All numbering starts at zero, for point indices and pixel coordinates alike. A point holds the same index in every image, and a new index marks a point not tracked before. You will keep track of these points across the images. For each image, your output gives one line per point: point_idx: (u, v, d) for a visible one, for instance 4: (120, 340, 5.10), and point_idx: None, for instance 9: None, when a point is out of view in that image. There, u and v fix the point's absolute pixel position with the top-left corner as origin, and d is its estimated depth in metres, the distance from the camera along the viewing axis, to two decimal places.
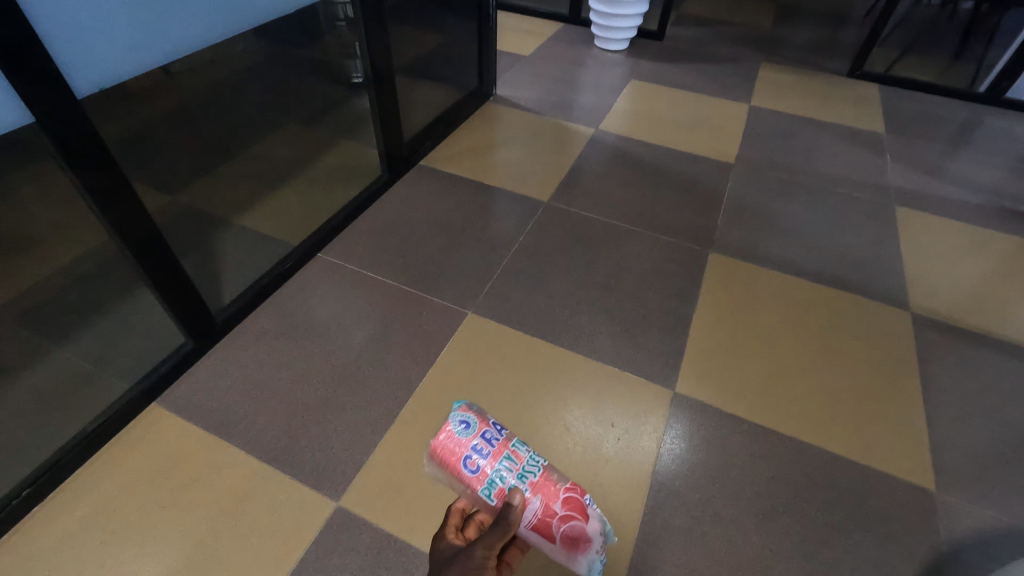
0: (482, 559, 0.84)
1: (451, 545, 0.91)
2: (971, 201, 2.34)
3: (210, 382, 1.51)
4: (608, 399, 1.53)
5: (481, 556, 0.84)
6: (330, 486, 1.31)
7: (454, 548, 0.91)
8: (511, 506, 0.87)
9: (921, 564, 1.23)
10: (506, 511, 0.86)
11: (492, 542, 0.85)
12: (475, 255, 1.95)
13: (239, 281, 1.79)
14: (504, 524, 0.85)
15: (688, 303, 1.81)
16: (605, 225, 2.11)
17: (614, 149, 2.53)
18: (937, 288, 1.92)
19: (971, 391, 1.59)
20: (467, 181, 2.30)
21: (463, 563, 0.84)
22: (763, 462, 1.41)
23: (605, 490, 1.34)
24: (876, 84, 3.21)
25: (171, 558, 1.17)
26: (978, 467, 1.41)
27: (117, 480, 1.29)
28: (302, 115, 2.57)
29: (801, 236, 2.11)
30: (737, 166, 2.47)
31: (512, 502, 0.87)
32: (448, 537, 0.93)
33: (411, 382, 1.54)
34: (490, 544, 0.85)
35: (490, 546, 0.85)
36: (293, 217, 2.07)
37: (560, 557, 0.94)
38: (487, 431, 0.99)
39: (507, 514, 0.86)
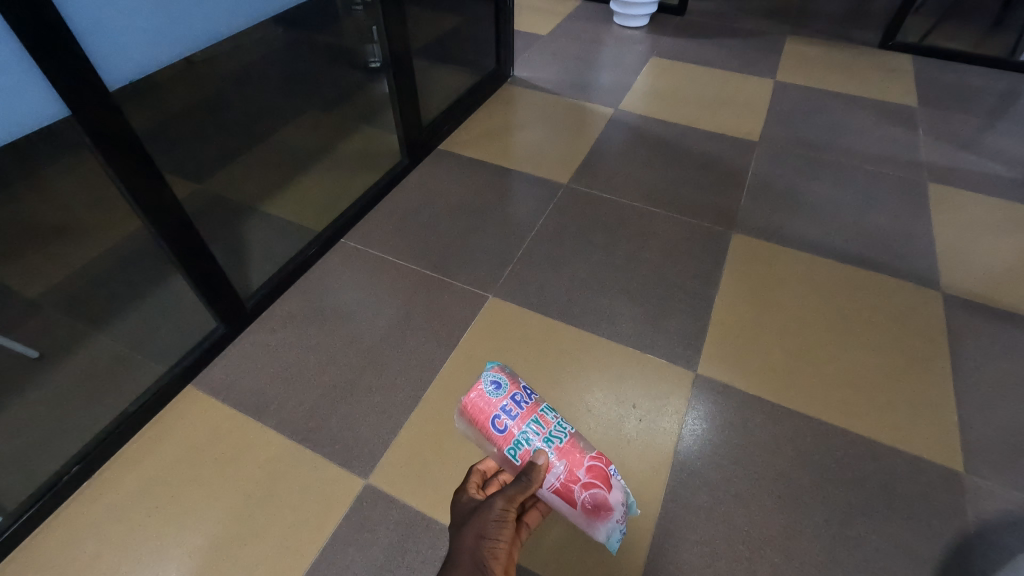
0: (502, 510, 0.88)
1: (473, 499, 0.95)
2: (1008, 176, 2.25)
3: (241, 364, 1.56)
4: (629, 379, 1.54)
5: (500, 507, 0.88)
6: (359, 465, 1.35)
7: (475, 502, 0.94)
8: (534, 465, 0.90)
9: (947, 544, 1.23)
10: (529, 469, 0.90)
11: (513, 495, 0.89)
12: (495, 238, 1.96)
13: (265, 266, 1.84)
14: (525, 480, 0.89)
15: (710, 284, 1.80)
16: (625, 207, 2.09)
17: (634, 129, 2.49)
18: (969, 266, 1.87)
19: (1004, 370, 1.55)
20: (486, 164, 2.30)
21: (484, 516, 0.88)
22: (786, 443, 1.40)
23: (627, 469, 1.36)
24: (908, 55, 3.08)
25: (213, 531, 1.24)
26: (1009, 449, 1.38)
27: (158, 457, 1.35)
28: (322, 101, 2.59)
29: (827, 214, 2.07)
30: (761, 144, 2.41)
31: (537, 460, 0.91)
32: (470, 491, 0.97)
33: (434, 364, 1.56)
34: (511, 498, 0.88)
35: (511, 500, 0.89)
36: (316, 203, 2.10)
37: (580, 524, 0.94)
38: (517, 394, 1.02)
39: (529, 471, 0.89)
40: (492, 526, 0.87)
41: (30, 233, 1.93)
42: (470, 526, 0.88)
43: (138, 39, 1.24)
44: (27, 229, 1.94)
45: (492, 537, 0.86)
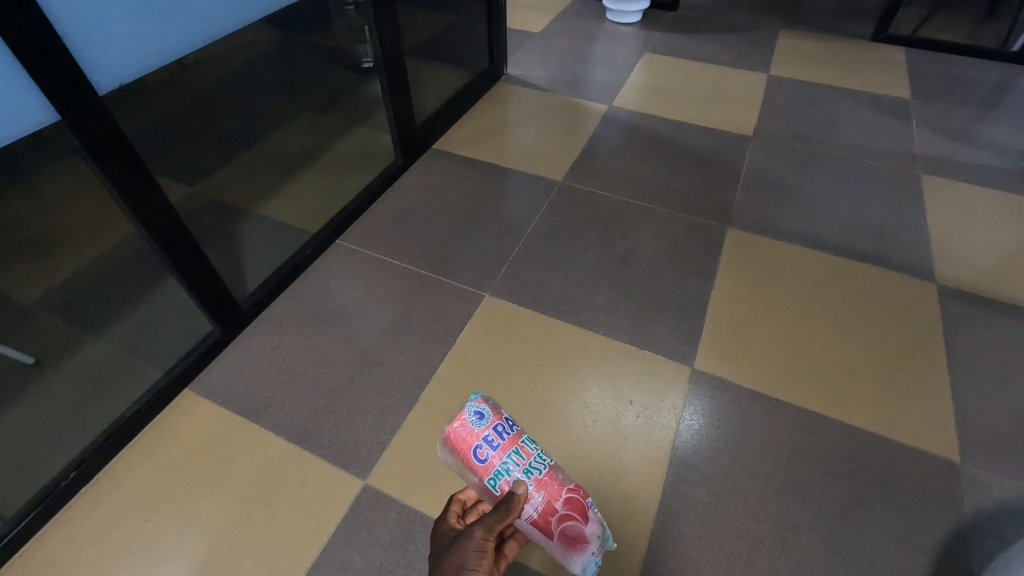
0: (481, 540, 0.90)
1: (452, 529, 0.98)
2: (1002, 167, 2.26)
3: (238, 367, 1.56)
4: (627, 376, 1.54)
5: (480, 537, 0.90)
6: (357, 466, 1.35)
7: (455, 532, 0.98)
8: (513, 494, 0.92)
9: (945, 533, 1.24)
10: (508, 499, 0.92)
11: (491, 525, 0.90)
12: (490, 237, 1.95)
13: (260, 268, 1.83)
14: (503, 509, 0.91)
15: (707, 280, 1.80)
16: (621, 204, 2.09)
17: (628, 126, 2.49)
18: (964, 257, 1.87)
19: (998, 361, 1.56)
20: (481, 163, 2.29)
21: (464, 545, 0.91)
22: (783, 436, 1.41)
23: (626, 466, 1.36)
24: (901, 47, 3.09)
25: (211, 535, 1.24)
26: (1005, 439, 1.39)
27: (156, 462, 1.35)
28: (315, 103, 2.58)
29: (823, 208, 2.07)
30: (755, 138, 2.41)
31: (516, 489, 0.93)
32: (451, 520, 1.00)
33: (431, 364, 1.56)
34: (489, 527, 0.90)
35: (489, 529, 0.90)
36: (310, 205, 2.10)
37: (556, 555, 0.95)
38: (500, 424, 1.01)
39: (509, 500, 0.91)
40: (472, 555, 0.89)
41: (22, 240, 1.93)
42: (450, 556, 0.90)
43: (131, 51, 1.25)
44: (21, 236, 1.94)
45: (471, 567, 0.88)
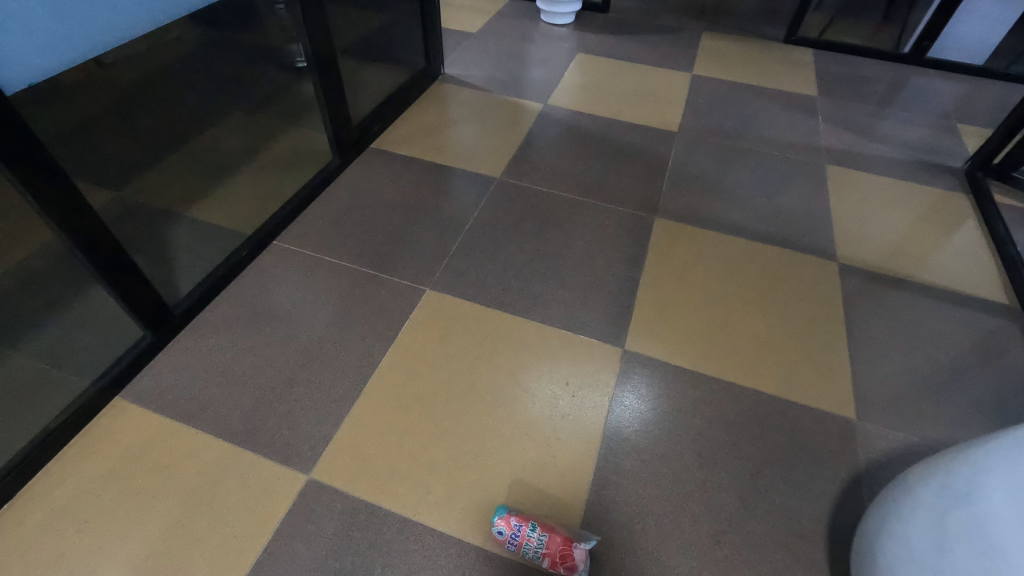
0: None
1: None
2: (896, 157, 2.51)
3: (174, 372, 1.53)
4: (562, 360, 1.62)
5: None
6: (301, 461, 1.37)
7: None
8: None
9: (843, 481, 1.39)
10: None
11: None
12: (431, 233, 1.99)
13: (194, 271, 1.79)
14: None
15: (637, 266, 1.91)
16: (556, 197, 2.18)
17: (563, 123, 2.59)
18: (863, 238, 2.09)
19: (888, 328, 1.76)
20: (420, 161, 2.32)
21: None
22: (705, 406, 1.53)
23: (562, 443, 1.44)
24: (810, 48, 3.36)
25: (148, 540, 1.22)
26: (893, 396, 1.57)
27: (87, 472, 1.31)
28: (247, 104, 2.53)
29: (741, 197, 2.24)
30: (680, 134, 2.57)
31: None
32: None
33: (373, 359, 1.59)
34: None
35: None
36: (244, 207, 2.07)
37: None
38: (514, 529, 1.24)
39: None
40: None
41: None
42: None
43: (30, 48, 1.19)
44: None
45: None
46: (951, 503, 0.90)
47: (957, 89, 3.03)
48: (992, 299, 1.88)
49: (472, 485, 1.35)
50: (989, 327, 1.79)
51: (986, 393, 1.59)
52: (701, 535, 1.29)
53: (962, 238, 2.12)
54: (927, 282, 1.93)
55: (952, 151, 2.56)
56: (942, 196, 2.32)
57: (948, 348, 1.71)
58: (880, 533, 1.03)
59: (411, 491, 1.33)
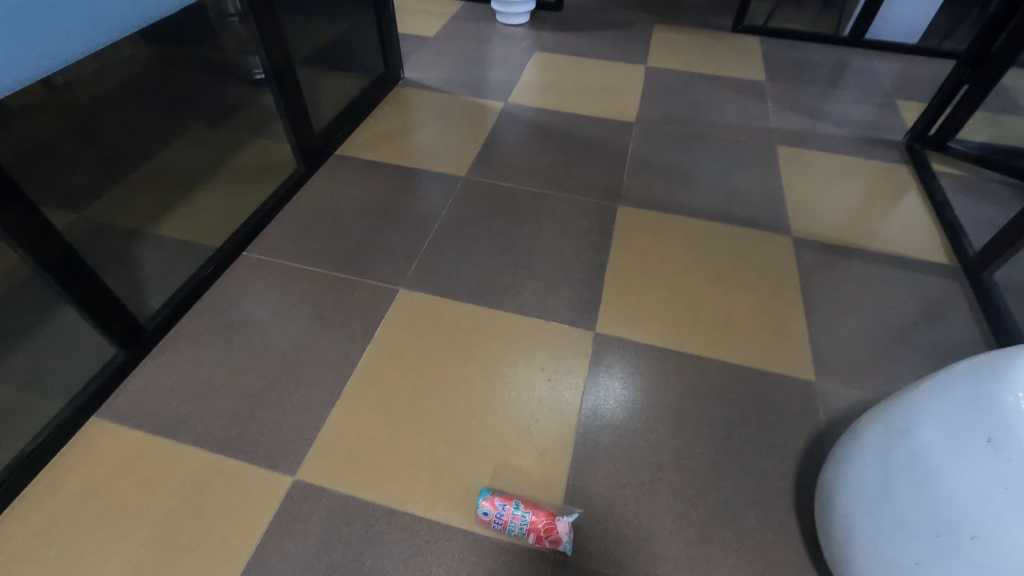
0: None
1: None
2: (841, 134, 2.64)
3: (150, 388, 1.53)
4: (537, 347, 1.67)
5: None
6: (285, 463, 1.38)
7: None
8: None
9: (806, 439, 1.47)
10: None
11: None
12: (401, 234, 2.03)
13: (163, 287, 1.79)
14: None
15: (603, 253, 1.98)
16: (522, 192, 2.24)
17: (524, 120, 2.64)
18: (814, 212, 2.20)
19: (841, 294, 1.87)
20: (386, 164, 2.35)
21: None
22: (675, 380, 1.60)
23: (541, 426, 1.49)
24: (757, 36, 3.50)
25: (135, 554, 1.22)
26: (849, 357, 1.67)
27: (68, 493, 1.31)
28: (207, 119, 2.52)
29: (699, 181, 2.33)
30: (638, 124, 2.65)
31: None
32: None
33: (351, 360, 1.61)
34: None
35: None
36: (211, 221, 2.06)
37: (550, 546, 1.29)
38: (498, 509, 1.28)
39: None
40: None
41: None
42: None
43: None
44: None
45: None
46: (892, 441, 0.99)
47: (895, 67, 3.20)
48: (935, 261, 2.01)
49: (456, 472, 1.39)
50: (933, 287, 1.91)
51: (932, 347, 1.70)
52: (677, 500, 1.35)
53: (904, 206, 2.25)
54: (875, 249, 2.05)
55: (892, 126, 2.71)
56: (885, 168, 2.45)
57: (897, 309, 1.82)
58: (835, 477, 1.11)
59: (397, 483, 1.36)
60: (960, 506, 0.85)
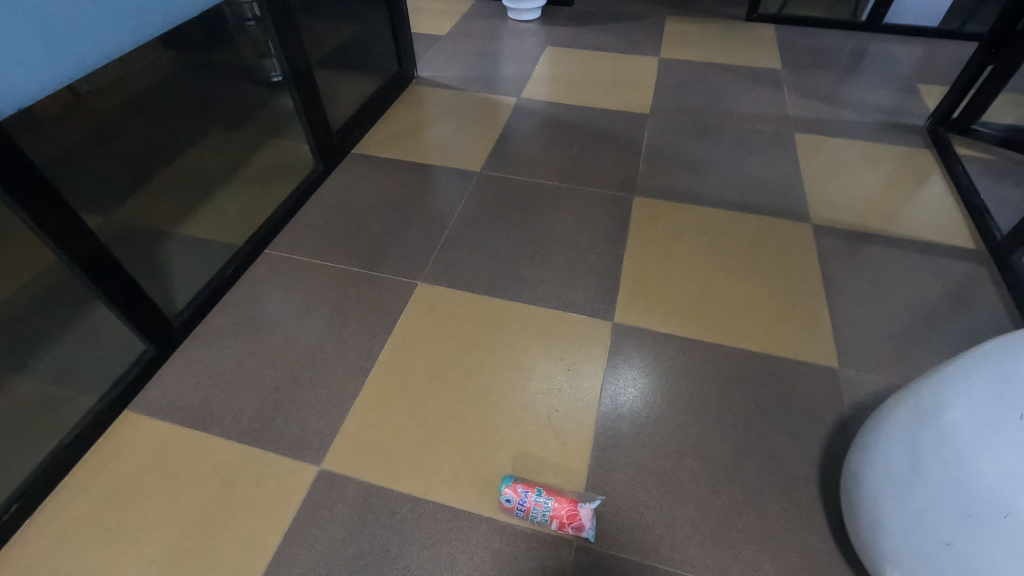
0: None
1: None
2: (861, 120, 2.60)
3: (179, 382, 1.57)
4: (555, 338, 1.68)
5: None
6: (311, 454, 1.41)
7: None
8: None
9: (830, 425, 1.46)
10: None
11: None
12: (418, 229, 2.05)
13: (189, 285, 1.83)
14: None
15: (620, 244, 1.98)
16: (537, 186, 2.24)
17: (537, 115, 2.65)
18: (834, 199, 2.16)
19: (863, 281, 1.84)
20: (402, 162, 2.38)
21: None
22: (694, 368, 1.60)
23: (561, 415, 1.50)
24: (771, 24, 3.45)
25: (169, 541, 1.26)
26: (872, 343, 1.65)
27: (103, 483, 1.35)
28: (227, 122, 2.57)
29: (715, 170, 2.31)
30: (652, 116, 2.64)
31: None
32: None
33: (372, 353, 1.64)
34: None
35: None
36: (233, 221, 2.11)
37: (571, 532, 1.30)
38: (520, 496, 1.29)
39: None
40: None
41: None
42: None
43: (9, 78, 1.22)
44: None
45: None
46: (920, 423, 0.97)
47: (915, 51, 3.13)
48: (960, 245, 1.97)
49: (478, 461, 1.40)
50: (958, 271, 1.87)
51: (959, 332, 1.67)
52: (699, 487, 1.35)
53: (927, 191, 2.21)
54: (898, 235, 2.01)
55: (914, 110, 2.66)
56: (907, 153, 2.41)
57: (922, 294, 1.79)
58: (861, 461, 1.10)
59: (419, 473, 1.38)
60: (992, 485, 0.83)
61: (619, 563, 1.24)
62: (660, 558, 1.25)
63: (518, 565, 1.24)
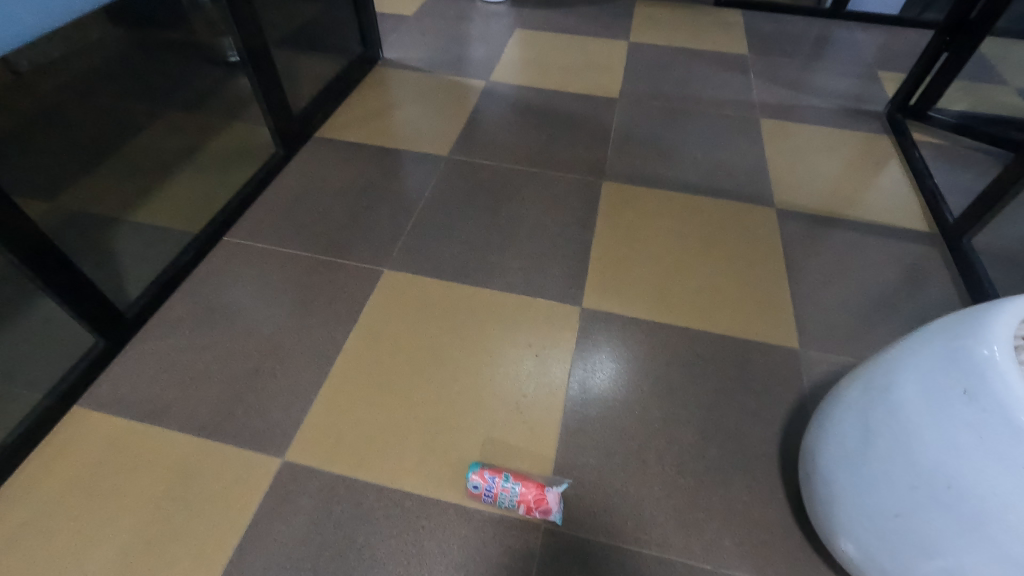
0: None
1: None
2: (824, 106, 2.65)
3: (132, 375, 1.51)
4: (523, 324, 1.67)
5: None
6: (273, 446, 1.38)
7: None
8: None
9: (791, 404, 1.49)
10: None
11: None
12: (384, 215, 2.00)
13: (142, 274, 1.75)
14: None
15: (589, 229, 1.97)
16: (506, 170, 2.22)
17: (507, 98, 2.61)
18: (797, 184, 2.20)
19: (824, 264, 1.88)
20: (368, 146, 2.31)
21: None
22: (661, 352, 1.62)
23: (529, 401, 1.50)
24: (739, 9, 3.47)
25: (124, 539, 1.21)
26: (831, 324, 1.69)
27: (52, 481, 1.29)
28: (181, 103, 2.45)
29: (683, 155, 2.32)
30: (621, 100, 2.63)
31: None
32: None
33: (337, 342, 1.60)
34: None
35: None
36: (189, 207, 2.03)
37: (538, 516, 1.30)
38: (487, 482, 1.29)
39: None
40: None
41: None
42: None
43: None
44: None
45: None
46: (872, 400, 1.00)
47: (877, 39, 3.20)
48: (915, 229, 2.03)
49: (446, 449, 1.39)
50: (913, 254, 1.93)
51: (913, 313, 1.73)
52: (665, 468, 1.37)
53: (885, 176, 2.27)
54: (858, 219, 2.06)
55: (874, 97, 2.72)
56: (867, 138, 2.46)
57: (879, 277, 1.84)
58: (818, 439, 1.14)
59: (386, 462, 1.36)
60: (937, 459, 0.86)
61: (587, 545, 1.26)
62: (627, 538, 1.26)
63: (487, 551, 1.24)
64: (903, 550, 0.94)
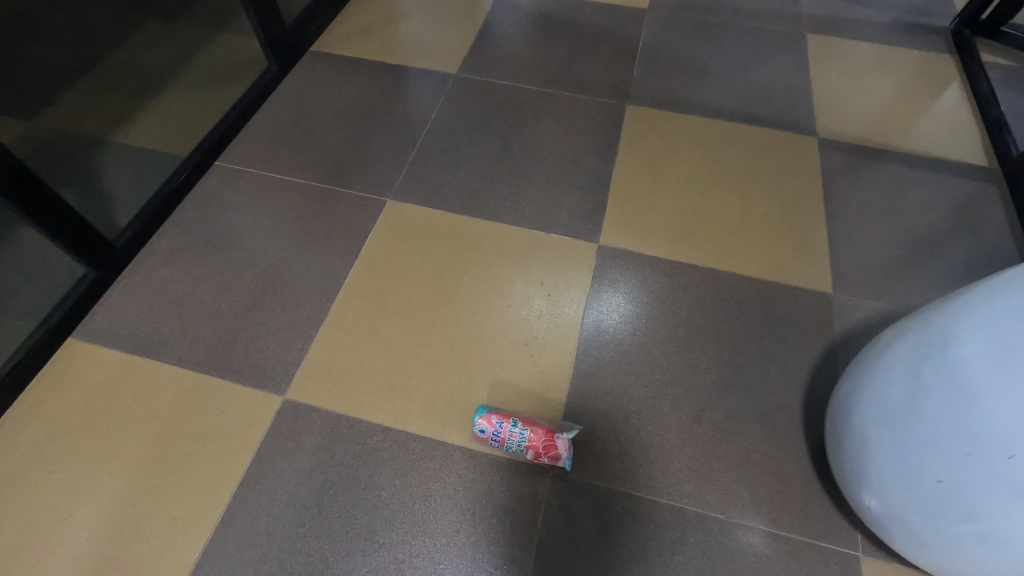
0: None
1: None
2: (880, 20, 2.34)
3: (126, 307, 1.45)
4: (536, 261, 1.56)
5: None
6: (274, 384, 1.33)
7: None
8: None
9: (819, 353, 1.40)
10: None
11: None
12: (387, 140, 1.84)
13: (132, 201, 1.65)
14: None
15: (609, 158, 1.81)
16: (520, 91, 2.01)
17: (522, 8, 2.34)
18: (844, 111, 1.98)
19: (867, 201, 1.71)
20: (367, 62, 2.10)
21: None
22: (682, 293, 1.51)
23: (541, 342, 1.42)
24: None
25: (126, 473, 1.20)
26: (870, 268, 1.56)
27: (51, 414, 1.27)
28: (164, 10, 2.22)
29: (717, 76, 2.08)
30: (650, 12, 2.34)
31: None
32: None
33: (338, 277, 1.51)
34: None
35: None
36: (177, 129, 1.88)
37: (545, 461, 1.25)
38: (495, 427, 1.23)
39: None
40: None
41: None
42: None
43: None
44: None
45: None
46: (926, 357, 0.90)
47: None
48: (972, 163, 1.83)
49: (451, 390, 1.33)
50: (967, 191, 1.75)
51: (961, 256, 1.59)
52: (680, 416, 1.31)
53: (943, 101, 2.03)
54: (909, 151, 1.86)
55: (939, 9, 2.39)
56: (926, 58, 2.19)
57: (926, 215, 1.68)
58: (855, 393, 1.05)
59: (390, 402, 1.31)
60: (999, 425, 0.77)
61: (596, 490, 1.22)
62: (637, 486, 1.23)
63: (491, 494, 1.21)
64: (937, 512, 0.88)
